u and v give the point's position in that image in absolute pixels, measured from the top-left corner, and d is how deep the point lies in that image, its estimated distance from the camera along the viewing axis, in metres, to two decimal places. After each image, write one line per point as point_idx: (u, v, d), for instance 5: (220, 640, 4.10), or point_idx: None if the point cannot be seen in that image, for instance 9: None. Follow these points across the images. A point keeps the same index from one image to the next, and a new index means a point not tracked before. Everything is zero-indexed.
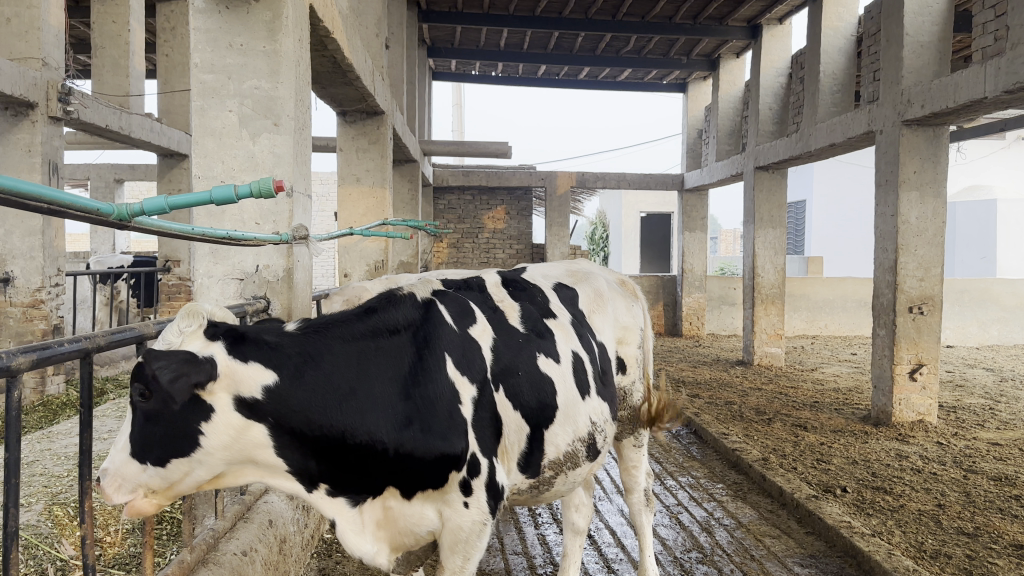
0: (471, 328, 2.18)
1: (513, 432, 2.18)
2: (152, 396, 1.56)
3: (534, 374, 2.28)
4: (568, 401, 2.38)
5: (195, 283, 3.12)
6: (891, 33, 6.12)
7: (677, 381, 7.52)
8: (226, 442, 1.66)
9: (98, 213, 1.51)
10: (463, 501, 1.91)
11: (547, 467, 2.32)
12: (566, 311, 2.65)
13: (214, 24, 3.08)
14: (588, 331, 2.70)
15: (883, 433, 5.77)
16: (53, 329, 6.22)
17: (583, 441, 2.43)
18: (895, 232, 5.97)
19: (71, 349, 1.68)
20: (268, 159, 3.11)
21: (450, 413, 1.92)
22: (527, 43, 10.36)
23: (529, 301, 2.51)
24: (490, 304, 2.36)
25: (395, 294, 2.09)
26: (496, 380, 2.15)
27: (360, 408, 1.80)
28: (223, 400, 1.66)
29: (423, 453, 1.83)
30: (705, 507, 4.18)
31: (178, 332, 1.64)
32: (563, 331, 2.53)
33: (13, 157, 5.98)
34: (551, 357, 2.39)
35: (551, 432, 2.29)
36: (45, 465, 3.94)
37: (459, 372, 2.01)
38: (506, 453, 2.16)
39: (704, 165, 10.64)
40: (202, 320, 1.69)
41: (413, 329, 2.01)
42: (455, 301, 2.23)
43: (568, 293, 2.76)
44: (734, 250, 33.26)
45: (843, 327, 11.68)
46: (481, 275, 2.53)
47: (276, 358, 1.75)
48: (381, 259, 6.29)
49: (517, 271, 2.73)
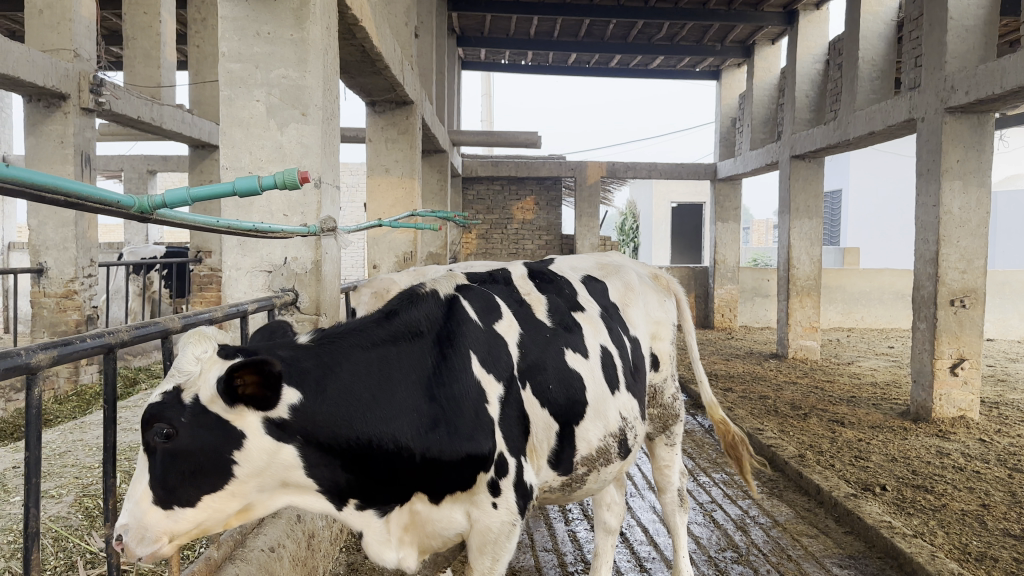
0: (497, 324, 2.12)
1: (541, 430, 2.11)
2: (178, 434, 1.53)
3: (562, 369, 2.22)
4: (598, 396, 2.31)
5: (223, 276, 3.08)
6: (935, 17, 5.92)
7: (710, 374, 7.41)
8: (256, 469, 1.62)
9: (117, 205, 1.46)
10: (491, 501, 1.86)
11: (579, 463, 2.24)
12: (595, 303, 2.57)
13: (241, 12, 3.03)
14: (618, 324, 2.61)
15: (923, 429, 5.62)
16: (87, 319, 6.28)
17: (614, 437, 2.36)
18: (937, 223, 5.80)
19: (93, 345, 1.64)
20: (296, 150, 3.06)
21: (476, 412, 1.86)
22: (558, 31, 10.25)
23: (556, 293, 2.44)
24: (516, 297, 2.29)
25: (416, 292, 2.03)
26: (523, 377, 2.09)
27: (384, 413, 1.75)
28: (253, 424, 1.61)
29: (450, 455, 1.78)
30: (739, 505, 4.09)
31: (194, 358, 1.59)
32: (592, 325, 2.45)
33: (46, 148, 6.03)
34: (578, 351, 2.32)
35: (581, 428, 2.22)
36: (77, 456, 3.95)
37: (484, 370, 1.95)
38: (535, 452, 2.10)
39: (737, 154, 10.46)
40: (215, 344, 1.62)
41: (436, 329, 1.95)
42: (479, 296, 2.17)
43: (599, 286, 2.68)
44: (768, 241, 32.83)
45: (879, 320, 11.45)
46: (507, 268, 2.46)
47: (299, 371, 1.69)
48: (410, 250, 6.23)
49: (544, 263, 2.65)
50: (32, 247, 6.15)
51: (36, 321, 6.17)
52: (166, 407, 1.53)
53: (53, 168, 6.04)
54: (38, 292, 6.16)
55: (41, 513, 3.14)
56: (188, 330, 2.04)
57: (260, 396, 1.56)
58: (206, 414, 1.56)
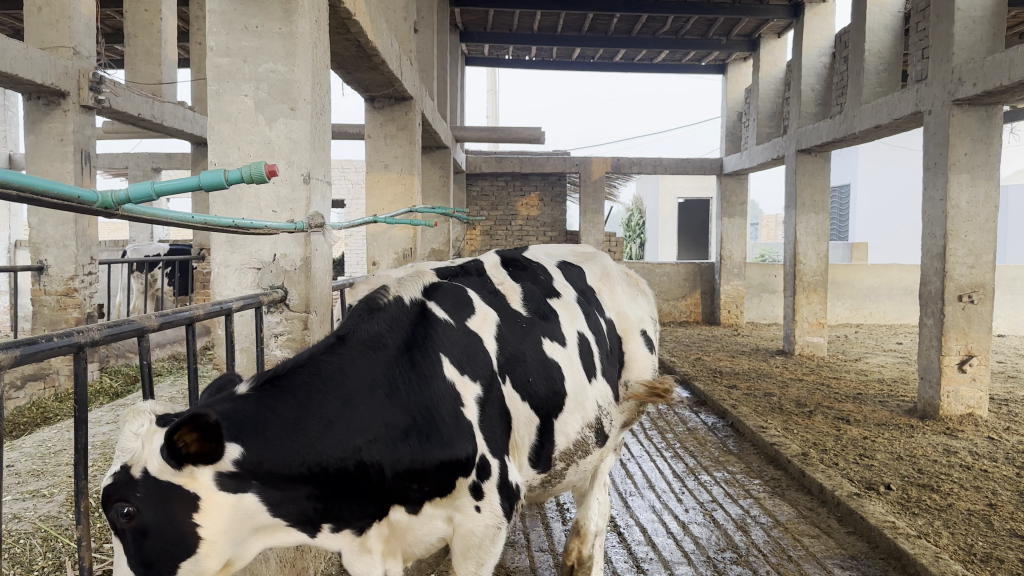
0: (470, 321, 2.07)
1: (523, 425, 2.06)
2: (137, 513, 1.44)
3: (542, 360, 2.17)
4: (577, 386, 2.27)
5: (213, 273, 3.05)
6: (942, 9, 5.83)
7: (714, 371, 7.35)
8: (220, 528, 1.52)
9: (79, 201, 1.41)
10: (474, 505, 1.83)
11: (556, 459, 2.21)
12: (571, 289, 2.53)
13: (229, 5, 2.98)
14: (596, 308, 2.57)
15: (929, 426, 5.54)
16: (87, 317, 6.27)
17: (591, 428, 2.33)
18: (944, 217, 5.72)
19: (62, 343, 1.60)
20: (285, 145, 3.02)
21: (454, 416, 1.83)
22: (561, 25, 10.18)
23: (531, 281, 2.39)
24: (489, 288, 2.24)
25: (377, 300, 1.94)
26: (503, 372, 2.04)
27: (350, 429, 1.67)
28: (206, 484, 1.50)
29: (425, 463, 1.74)
30: (741, 504, 4.03)
31: (133, 435, 1.49)
32: (568, 312, 2.41)
33: (46, 146, 6.01)
34: (556, 341, 2.27)
35: (560, 422, 2.18)
36: (71, 454, 3.93)
37: (458, 373, 1.91)
38: (517, 449, 2.05)
39: (744, 149, 10.37)
40: (150, 414, 1.53)
41: (404, 337, 1.88)
42: (449, 293, 2.11)
43: (575, 271, 2.63)
44: (777, 237, 32.68)
45: (888, 316, 11.35)
46: (480, 257, 2.40)
47: (238, 421, 1.54)
48: (410, 247, 6.18)
49: (517, 250, 2.59)
50: (33, 245, 6.13)
51: (36, 319, 6.17)
52: (119, 488, 1.45)
53: (53, 166, 6.02)
54: (38, 290, 6.15)
55: (32, 512, 3.12)
56: (165, 328, 2.00)
57: (205, 451, 1.47)
58: (157, 483, 1.46)
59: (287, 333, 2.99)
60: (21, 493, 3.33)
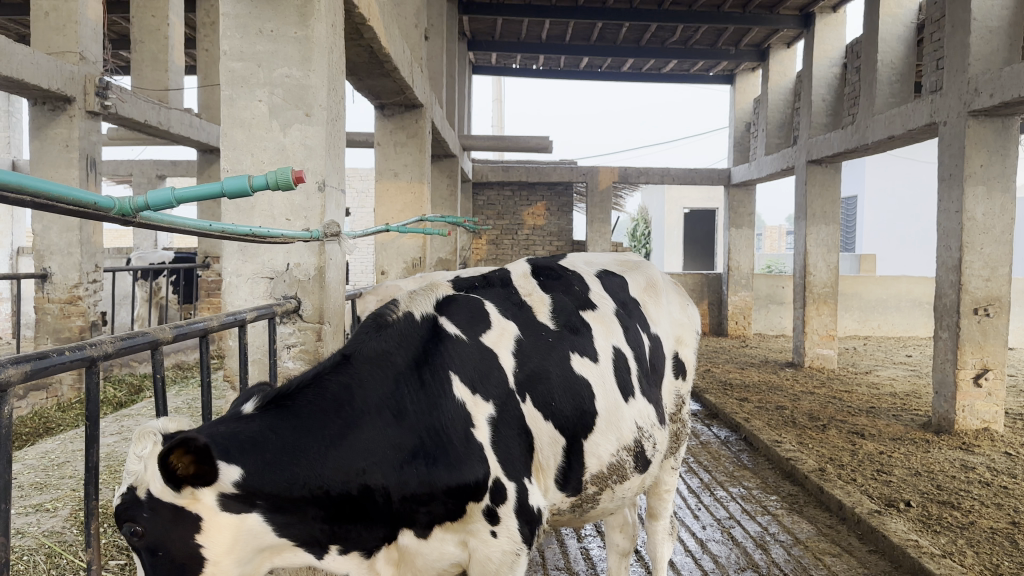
0: (486, 336, 1.99)
1: (546, 445, 1.98)
2: (145, 532, 1.39)
3: (567, 377, 2.09)
4: (610, 406, 2.18)
5: (224, 283, 2.97)
6: (957, 19, 5.77)
7: (724, 383, 7.26)
8: (224, 549, 1.45)
9: (95, 207, 1.34)
10: (490, 530, 1.73)
11: (589, 482, 2.12)
12: (610, 300, 2.44)
13: (244, 9, 2.93)
14: (636, 322, 2.48)
15: (945, 441, 5.45)
16: (91, 325, 6.19)
17: (629, 450, 2.22)
18: (960, 229, 5.64)
19: (74, 358, 1.52)
20: (299, 151, 2.94)
21: (465, 436, 1.75)
22: (570, 34, 10.12)
23: (563, 292, 2.31)
24: (514, 300, 2.16)
25: (387, 316, 1.88)
26: (523, 390, 1.96)
27: (354, 452, 1.60)
28: (208, 504, 1.43)
29: (432, 487, 1.66)
30: (759, 521, 3.94)
31: (136, 457, 1.40)
32: (603, 325, 2.33)
33: (51, 152, 5.95)
34: (587, 356, 2.19)
35: (590, 443, 2.09)
36: (74, 467, 3.83)
37: (469, 392, 1.83)
38: (541, 471, 1.97)
39: (752, 159, 10.31)
40: (156, 434, 1.42)
41: (414, 353, 1.81)
42: (466, 306, 2.04)
43: (616, 281, 2.54)
44: (780, 247, 32.61)
45: (896, 328, 11.27)
46: (510, 266, 2.33)
47: (239, 440, 1.48)
48: (419, 257, 6.11)
49: (555, 258, 2.51)
50: (36, 251, 6.06)
51: (40, 327, 6.09)
52: (126, 509, 1.39)
53: (58, 172, 5.96)
54: (42, 298, 6.08)
55: (34, 528, 3.03)
56: (179, 340, 1.92)
57: (199, 473, 1.39)
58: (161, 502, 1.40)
59: (300, 345, 2.91)
60: (25, 507, 3.25)
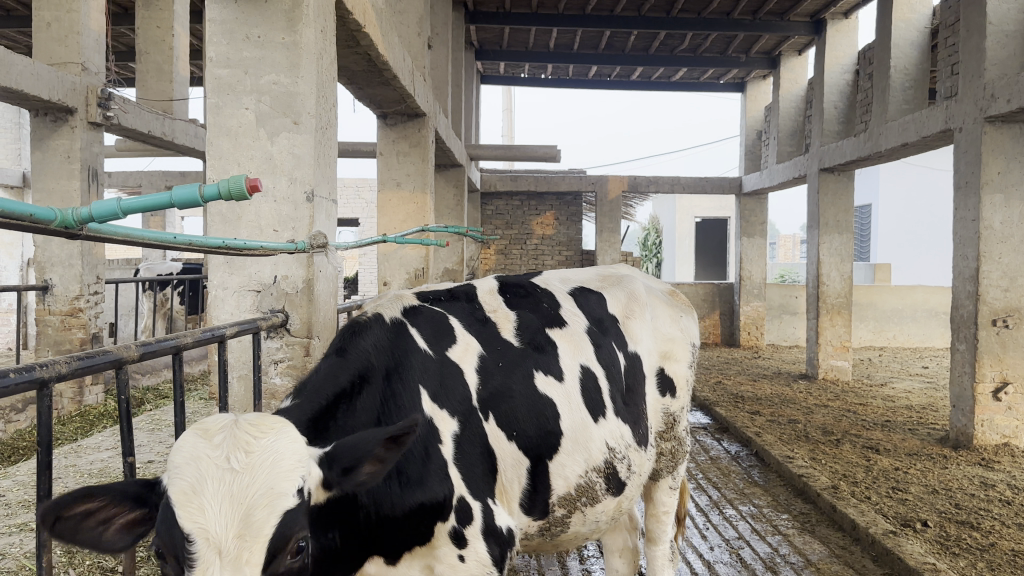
0: (451, 350, 1.90)
1: (509, 467, 1.86)
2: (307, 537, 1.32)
3: (531, 396, 1.97)
4: (577, 425, 2.05)
5: (210, 295, 2.88)
6: (972, 23, 5.64)
7: (735, 396, 7.10)
8: None
9: (33, 218, 1.23)
10: (457, 554, 1.65)
11: (557, 505, 1.98)
12: (582, 317, 2.32)
13: (230, 14, 2.84)
14: (612, 339, 2.35)
15: (963, 457, 5.29)
16: (92, 338, 6.12)
17: (600, 471, 2.08)
18: (977, 238, 5.49)
19: (20, 379, 1.42)
20: (287, 160, 2.86)
21: (424, 452, 1.65)
22: (578, 43, 10.03)
23: (531, 309, 2.19)
24: (478, 316, 2.06)
25: (359, 322, 1.80)
26: (486, 408, 1.86)
27: None
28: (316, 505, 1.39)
29: (401, 507, 1.57)
30: (769, 542, 3.80)
31: (286, 443, 1.35)
32: (571, 343, 2.21)
33: (52, 163, 5.89)
34: (551, 375, 2.07)
35: (557, 464, 1.96)
36: (64, 485, 3.72)
37: (434, 405, 1.75)
38: (505, 493, 1.85)
39: (764, 167, 10.17)
40: (277, 422, 1.39)
41: (385, 362, 1.73)
42: (431, 319, 1.95)
43: (592, 298, 2.43)
44: (793, 256, 32.48)
45: (912, 338, 11.06)
46: (477, 281, 2.23)
47: None
48: (422, 267, 6.01)
49: (528, 276, 2.41)
50: (38, 264, 6.01)
51: (40, 339, 6.02)
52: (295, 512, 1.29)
53: (59, 183, 5.90)
54: (42, 310, 6.02)
55: (17, 549, 2.94)
56: (145, 358, 1.82)
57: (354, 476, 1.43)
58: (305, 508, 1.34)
59: (287, 361, 2.81)
60: (9, 527, 3.16)
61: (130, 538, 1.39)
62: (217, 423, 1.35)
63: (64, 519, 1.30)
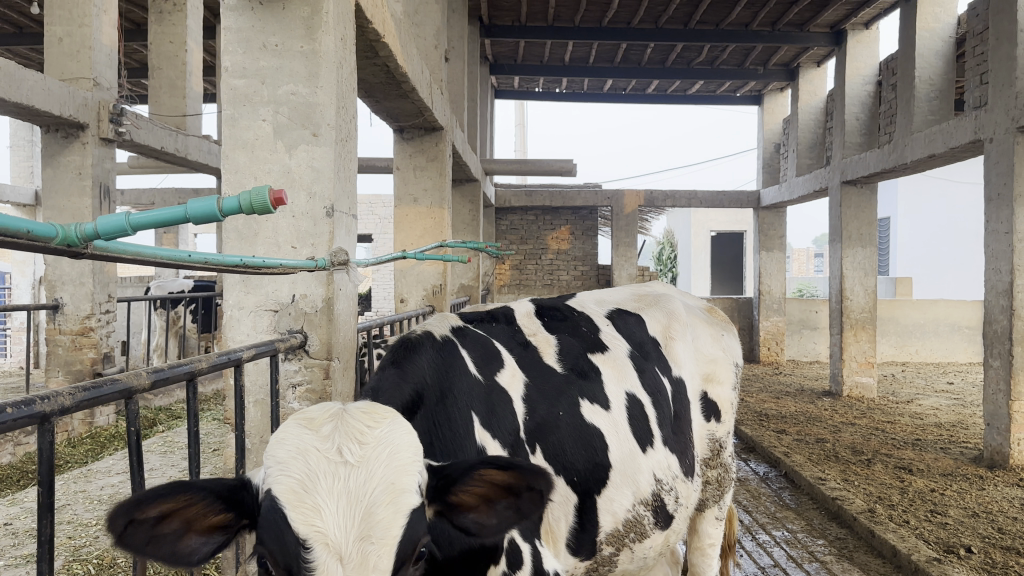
0: (498, 374, 1.77)
1: (557, 504, 1.73)
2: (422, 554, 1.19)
3: (577, 425, 1.83)
4: (624, 456, 1.91)
5: (225, 316, 2.75)
6: (1001, 31, 5.49)
7: (760, 414, 6.93)
8: None
9: (33, 235, 1.09)
10: None
11: (605, 542, 1.83)
12: (623, 342, 2.18)
13: (246, 22, 2.74)
14: (655, 364, 2.20)
15: (1001, 478, 5.08)
16: (103, 357, 6.01)
17: (647, 504, 1.94)
18: (1011, 251, 5.31)
19: (19, 416, 1.28)
20: (306, 174, 2.74)
21: None
22: (593, 56, 9.95)
23: (570, 333, 2.06)
24: (518, 339, 1.93)
25: (409, 340, 1.65)
26: (533, 440, 1.72)
27: None
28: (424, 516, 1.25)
29: (456, 548, 1.41)
30: (807, 570, 3.62)
31: (402, 442, 1.24)
32: (614, 368, 2.07)
33: (64, 179, 5.80)
34: (597, 403, 1.93)
35: (605, 498, 1.82)
36: (75, 511, 3.55)
37: (485, 434, 1.61)
38: (551, 533, 1.71)
39: (783, 181, 10.04)
40: (394, 417, 1.28)
41: (439, 386, 1.59)
42: (477, 341, 1.82)
43: (631, 320, 2.28)
44: (807, 269, 32.38)
45: (935, 353, 10.86)
46: (512, 304, 2.10)
47: None
48: (439, 284, 5.89)
49: (562, 298, 2.27)
50: (48, 282, 5.91)
51: (50, 359, 5.91)
52: (415, 521, 1.17)
53: (70, 201, 5.80)
54: (53, 329, 5.91)
55: None
56: (156, 386, 1.69)
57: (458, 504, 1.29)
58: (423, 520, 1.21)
59: (306, 385, 2.68)
60: (15, 559, 3.02)
61: (212, 546, 1.25)
62: (322, 416, 1.25)
63: (138, 522, 1.16)
